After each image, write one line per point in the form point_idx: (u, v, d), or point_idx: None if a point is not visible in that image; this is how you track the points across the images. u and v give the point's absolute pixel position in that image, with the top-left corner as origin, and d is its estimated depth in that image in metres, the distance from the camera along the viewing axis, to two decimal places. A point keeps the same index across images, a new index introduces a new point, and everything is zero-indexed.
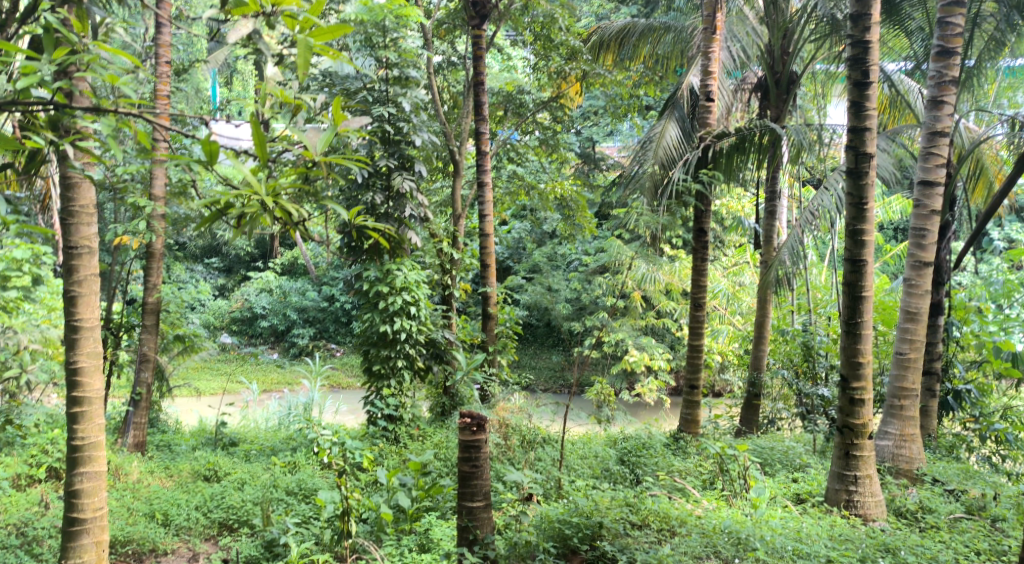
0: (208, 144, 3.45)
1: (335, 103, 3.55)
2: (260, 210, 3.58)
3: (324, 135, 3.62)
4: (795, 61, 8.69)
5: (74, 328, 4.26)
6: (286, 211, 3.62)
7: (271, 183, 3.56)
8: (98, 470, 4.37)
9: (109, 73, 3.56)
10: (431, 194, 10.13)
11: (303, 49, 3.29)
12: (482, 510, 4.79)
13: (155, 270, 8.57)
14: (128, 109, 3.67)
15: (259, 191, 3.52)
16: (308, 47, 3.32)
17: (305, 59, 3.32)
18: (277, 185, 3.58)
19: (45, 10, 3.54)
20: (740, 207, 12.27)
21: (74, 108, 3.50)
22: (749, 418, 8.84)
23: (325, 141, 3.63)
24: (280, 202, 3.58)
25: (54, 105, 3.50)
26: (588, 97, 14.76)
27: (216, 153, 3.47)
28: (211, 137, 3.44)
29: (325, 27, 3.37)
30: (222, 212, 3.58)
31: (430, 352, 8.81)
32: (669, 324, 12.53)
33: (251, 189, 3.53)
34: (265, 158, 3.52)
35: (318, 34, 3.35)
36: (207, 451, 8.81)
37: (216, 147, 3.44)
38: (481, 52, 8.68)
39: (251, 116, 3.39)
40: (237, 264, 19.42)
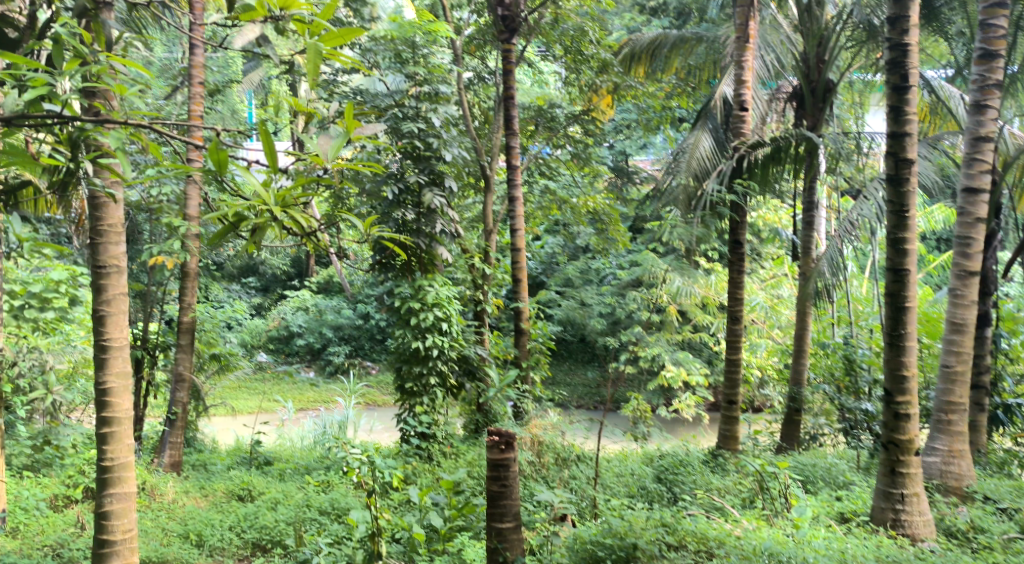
0: (216, 153, 3.49)
1: (347, 110, 3.49)
2: (271, 219, 3.54)
3: (334, 142, 3.58)
4: (830, 69, 8.53)
5: (102, 348, 4.23)
6: (297, 220, 3.58)
7: (281, 192, 3.53)
8: (128, 491, 4.32)
9: (118, 84, 3.42)
10: (462, 209, 10.07)
11: (313, 54, 3.20)
12: (512, 531, 4.66)
13: (189, 290, 8.59)
14: (140, 120, 3.59)
15: (268, 200, 3.50)
16: (318, 52, 3.22)
17: (315, 64, 3.22)
18: (288, 193, 3.54)
19: (53, 22, 3.45)
20: (776, 218, 12.07)
21: (87, 122, 3.43)
22: (789, 433, 8.53)
23: (337, 147, 3.56)
24: (290, 211, 3.54)
25: (66, 119, 3.42)
26: (620, 111, 14.67)
27: (225, 161, 3.51)
28: (219, 145, 3.48)
29: (337, 31, 3.27)
30: (234, 224, 3.54)
31: (463, 369, 8.73)
32: (705, 338, 12.35)
33: (260, 199, 3.50)
34: (277, 167, 3.51)
35: (330, 39, 3.26)
36: (242, 470, 8.79)
37: (224, 155, 3.47)
38: (511, 66, 8.63)
39: (258, 120, 3.36)
40: (274, 283, 19.52)
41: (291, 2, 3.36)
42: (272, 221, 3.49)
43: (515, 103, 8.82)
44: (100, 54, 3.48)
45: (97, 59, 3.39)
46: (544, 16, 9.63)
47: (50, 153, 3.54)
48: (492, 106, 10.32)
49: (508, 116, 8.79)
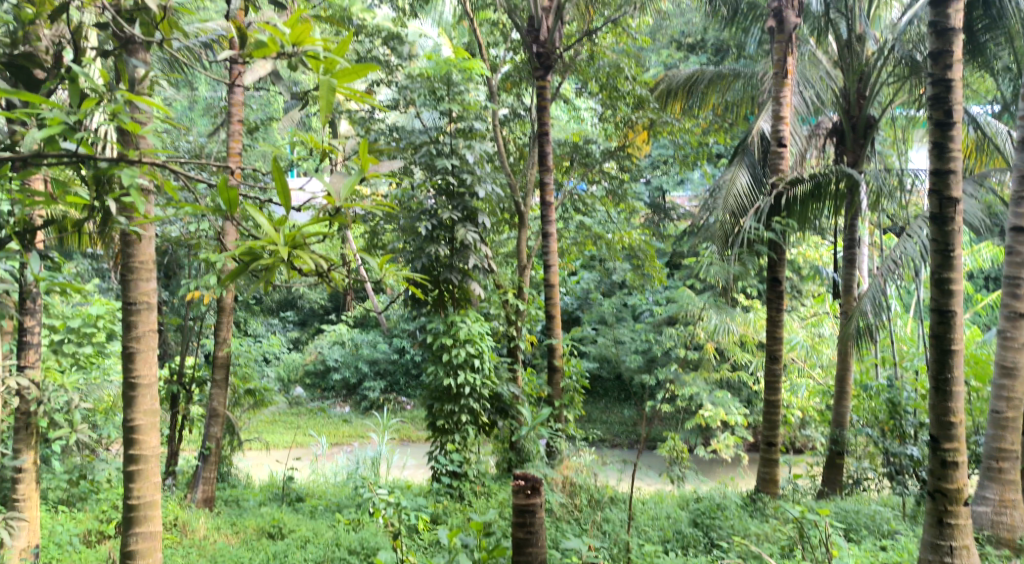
0: (226, 191, 3.54)
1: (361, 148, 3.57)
2: (277, 258, 3.59)
3: (348, 180, 3.68)
4: (871, 105, 8.41)
5: (131, 386, 4.21)
6: (305, 259, 3.66)
7: (289, 232, 3.60)
8: (154, 530, 4.27)
9: (132, 122, 3.40)
10: (497, 245, 10.03)
11: (325, 90, 3.22)
12: None
13: (225, 325, 8.62)
14: (151, 158, 3.55)
15: (276, 241, 3.57)
16: (331, 88, 3.25)
17: (328, 100, 3.25)
18: (296, 233, 3.61)
19: (68, 60, 3.43)
20: (816, 255, 11.89)
21: (98, 160, 3.41)
22: (831, 478, 8.37)
23: (349, 187, 3.67)
24: (299, 251, 3.61)
25: (78, 158, 3.40)
26: (657, 147, 14.61)
27: (235, 200, 3.56)
28: (230, 182, 3.53)
29: (349, 68, 3.30)
30: (245, 261, 3.60)
31: (495, 406, 8.64)
32: (744, 377, 12.14)
33: (269, 239, 3.59)
34: (289, 206, 3.57)
35: (343, 74, 3.30)
36: (274, 506, 8.74)
37: (234, 194, 3.53)
38: (546, 103, 8.63)
39: (269, 161, 3.43)
40: (311, 318, 19.60)
41: (304, 38, 3.41)
42: (280, 262, 3.56)
43: (550, 140, 8.80)
44: (116, 93, 3.47)
45: (109, 98, 3.36)
46: (580, 53, 9.65)
47: (70, 193, 3.54)
48: (527, 142, 10.32)
49: (543, 153, 8.77)
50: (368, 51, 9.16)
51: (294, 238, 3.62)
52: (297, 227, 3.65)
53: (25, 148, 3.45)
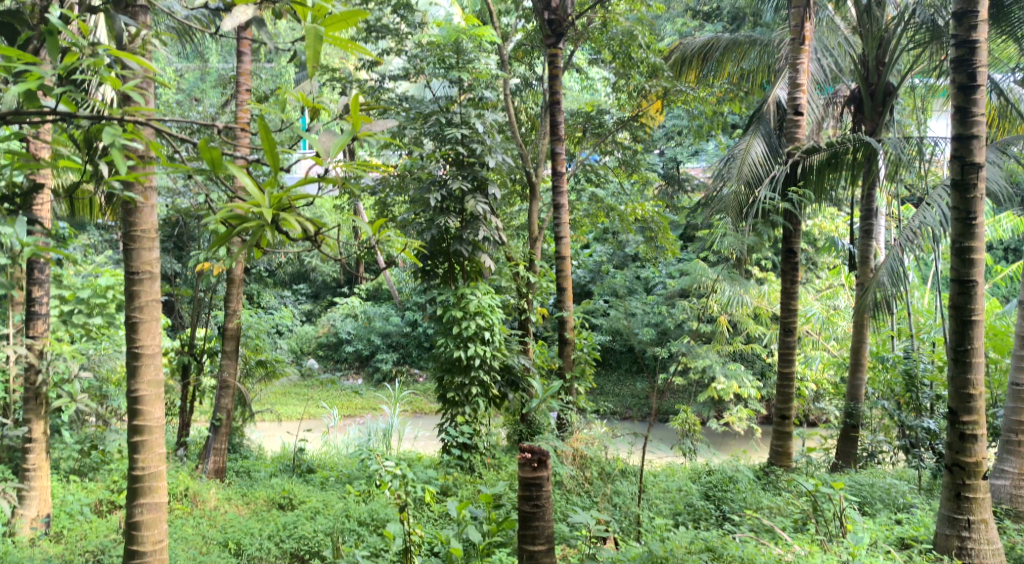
0: (208, 152, 3.51)
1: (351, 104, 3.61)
2: (261, 223, 3.51)
3: (338, 139, 3.72)
4: (891, 72, 8.22)
5: (135, 356, 4.15)
6: (293, 222, 3.57)
7: (274, 193, 3.53)
8: (159, 501, 4.23)
9: (113, 80, 3.30)
10: (508, 217, 9.93)
11: (312, 38, 3.18)
12: (544, 555, 4.32)
13: (235, 296, 8.57)
14: (133, 117, 3.46)
15: (261, 202, 3.49)
16: (317, 36, 3.20)
17: (315, 48, 3.20)
18: (282, 195, 3.54)
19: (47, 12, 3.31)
20: (833, 227, 11.72)
21: (77, 119, 3.32)
22: (845, 450, 8.27)
23: (340, 146, 3.69)
24: (285, 214, 3.54)
25: (56, 116, 3.32)
26: (671, 117, 14.42)
27: (219, 159, 3.53)
28: (212, 143, 3.50)
29: (338, 15, 3.25)
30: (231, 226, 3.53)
31: (505, 379, 8.58)
32: (758, 350, 12.03)
33: (254, 201, 3.51)
34: (277, 166, 3.54)
35: (330, 22, 3.25)
36: (285, 477, 8.74)
37: (216, 154, 3.49)
38: (557, 71, 8.47)
39: (257, 118, 3.42)
40: (324, 290, 19.57)
41: None
42: (265, 224, 3.48)
43: (562, 109, 8.66)
44: (96, 47, 3.36)
45: (86, 54, 3.25)
46: (592, 21, 9.50)
47: (54, 152, 3.47)
48: (539, 112, 10.18)
49: (554, 122, 8.63)
50: (378, 20, 9.03)
51: (280, 200, 3.54)
52: (284, 189, 3.56)
53: (3, 105, 3.36)
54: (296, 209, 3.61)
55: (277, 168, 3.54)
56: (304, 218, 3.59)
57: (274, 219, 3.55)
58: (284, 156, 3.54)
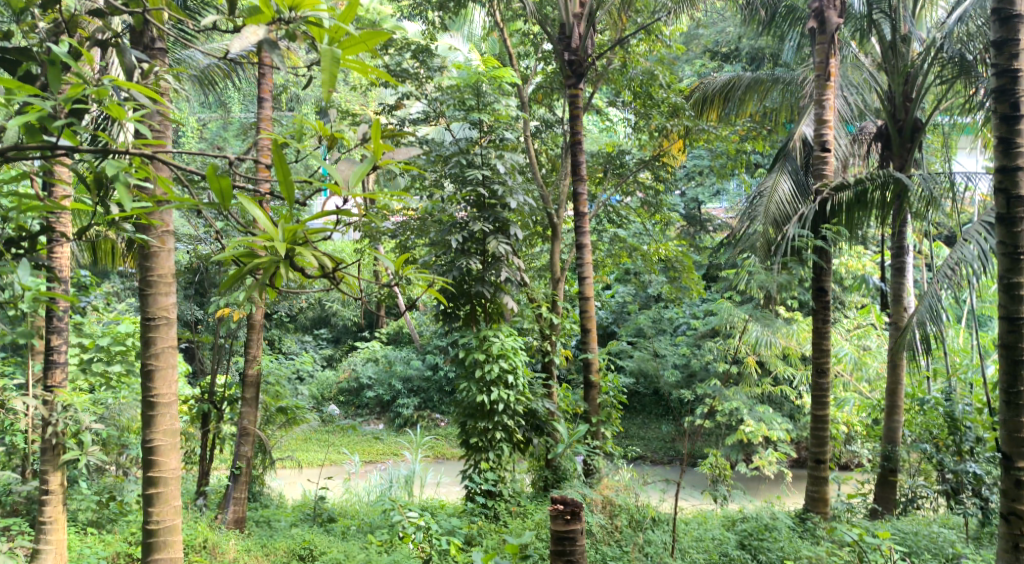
0: (217, 180, 3.35)
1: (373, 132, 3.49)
2: (274, 258, 3.40)
3: (358, 167, 3.60)
4: (919, 107, 8.08)
5: (151, 405, 4.02)
6: (308, 257, 3.45)
7: (288, 227, 3.41)
8: (173, 557, 4.04)
9: (115, 111, 3.21)
10: (530, 259, 9.79)
11: (328, 60, 3.15)
12: None
13: (255, 342, 8.47)
14: (140, 151, 3.37)
15: (275, 236, 3.38)
16: (334, 58, 3.17)
17: (331, 71, 3.17)
18: (296, 229, 3.42)
19: (49, 41, 3.25)
20: (860, 265, 11.50)
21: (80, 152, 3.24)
22: (884, 496, 8.00)
23: (359, 174, 3.56)
24: (300, 248, 3.41)
25: (57, 149, 3.25)
26: (691, 157, 14.33)
27: (228, 192, 3.37)
28: (221, 171, 3.35)
29: (356, 37, 3.27)
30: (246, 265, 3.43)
31: (529, 423, 8.37)
32: (787, 391, 11.77)
33: (266, 235, 3.40)
34: (293, 199, 3.43)
35: (348, 45, 3.26)
36: (306, 527, 8.55)
37: (226, 183, 3.34)
38: (578, 111, 8.39)
39: (268, 146, 3.33)
40: (345, 334, 19.46)
41: (303, 4, 3.31)
42: (278, 259, 3.38)
43: (583, 149, 8.57)
44: (99, 78, 3.27)
45: (87, 85, 3.18)
46: (613, 62, 9.48)
47: (61, 188, 3.40)
48: (559, 154, 10.08)
49: (576, 162, 8.53)
50: (397, 64, 9.02)
51: (295, 235, 3.44)
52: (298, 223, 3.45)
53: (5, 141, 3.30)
54: (313, 243, 3.51)
55: (292, 202, 3.44)
56: (320, 253, 3.47)
57: (289, 255, 3.43)
58: (299, 188, 3.44)
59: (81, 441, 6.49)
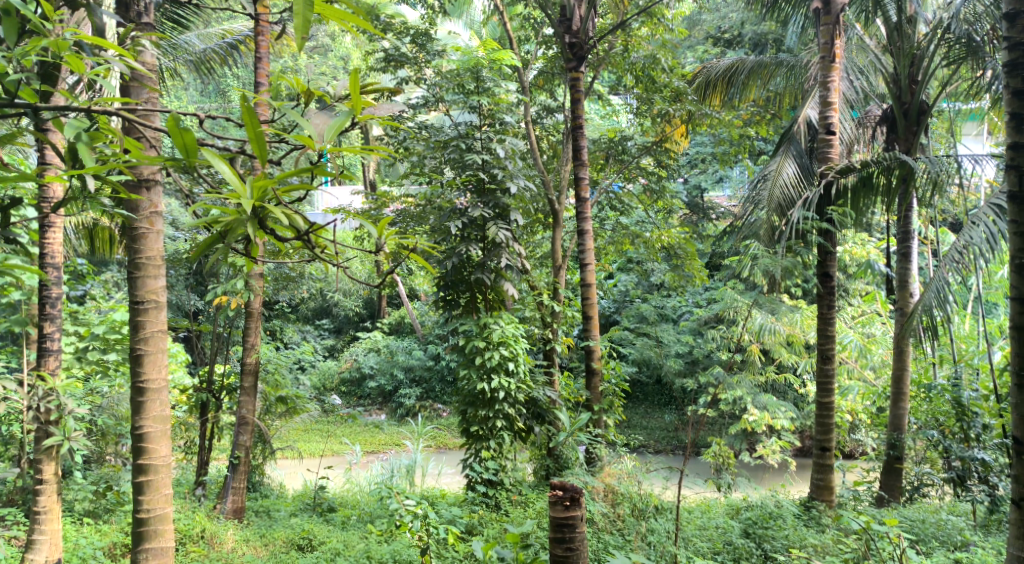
0: (181, 135, 3.25)
1: (351, 83, 3.33)
2: (242, 216, 3.30)
3: (335, 120, 3.40)
4: (925, 90, 7.95)
5: (139, 391, 3.92)
6: (277, 215, 3.33)
7: (257, 181, 3.29)
8: (164, 546, 3.95)
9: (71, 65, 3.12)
10: (531, 247, 9.68)
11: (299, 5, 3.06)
12: None
13: (254, 330, 8.37)
14: (104, 109, 3.28)
15: (242, 192, 3.26)
16: (307, 3, 3.09)
17: (304, 16, 3.09)
18: (266, 184, 3.30)
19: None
20: (865, 252, 11.37)
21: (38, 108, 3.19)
22: (889, 483, 7.95)
23: (336, 128, 3.38)
24: (268, 205, 3.29)
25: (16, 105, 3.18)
26: (694, 144, 14.20)
27: (195, 148, 3.28)
28: (186, 125, 3.25)
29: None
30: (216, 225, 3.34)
31: (531, 412, 8.29)
32: (791, 379, 11.67)
33: (233, 191, 3.27)
34: (265, 157, 3.31)
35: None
36: (305, 517, 8.47)
37: (191, 137, 3.23)
38: (579, 95, 8.26)
39: (236, 98, 3.21)
40: (347, 325, 19.36)
41: None
42: (245, 216, 3.26)
43: (584, 133, 8.43)
44: (60, 32, 3.19)
45: (39, 36, 3.14)
46: (615, 46, 9.35)
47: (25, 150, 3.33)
48: (560, 140, 9.93)
49: (577, 147, 8.41)
50: (397, 49, 8.89)
51: (263, 191, 3.31)
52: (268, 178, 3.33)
53: None
54: (284, 202, 3.39)
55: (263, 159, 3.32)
56: (291, 211, 3.35)
57: (258, 212, 3.33)
58: (270, 145, 3.31)
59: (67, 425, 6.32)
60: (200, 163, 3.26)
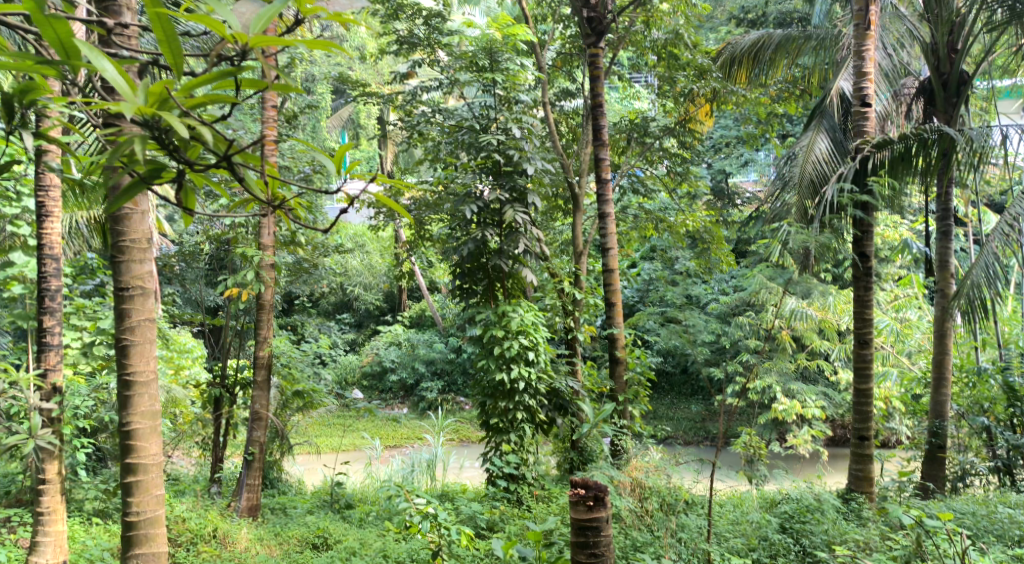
0: (51, 29, 3.00)
1: None
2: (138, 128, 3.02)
3: (260, 12, 3.04)
4: (964, 60, 7.57)
5: (126, 385, 3.64)
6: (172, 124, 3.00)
7: (152, 87, 3.03)
8: (157, 551, 3.69)
9: None
10: (551, 234, 9.35)
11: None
12: None
13: (266, 324, 8.09)
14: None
15: (134, 96, 3.00)
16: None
17: None
18: (164, 91, 3.04)
19: None
20: (898, 234, 10.95)
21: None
22: (933, 473, 7.50)
23: (257, 21, 3.02)
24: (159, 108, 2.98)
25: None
26: (718, 127, 13.80)
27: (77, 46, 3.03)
28: (54, 16, 2.99)
29: None
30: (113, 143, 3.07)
31: (553, 403, 7.97)
32: (823, 366, 11.26)
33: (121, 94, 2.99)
34: (172, 60, 3.05)
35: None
36: (322, 514, 8.20)
37: (63, 29, 2.98)
38: (598, 72, 7.88)
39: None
40: (368, 318, 19.05)
41: None
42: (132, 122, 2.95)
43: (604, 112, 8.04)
44: None
45: None
46: (634, 23, 8.98)
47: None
48: (580, 122, 9.58)
49: (597, 126, 8.03)
50: (409, 31, 8.57)
51: (161, 98, 3.06)
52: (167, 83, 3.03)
53: None
54: (191, 112, 3.08)
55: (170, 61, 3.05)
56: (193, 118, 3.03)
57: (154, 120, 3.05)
58: (184, 49, 3.05)
59: (35, 423, 5.91)
60: (83, 63, 3.01)
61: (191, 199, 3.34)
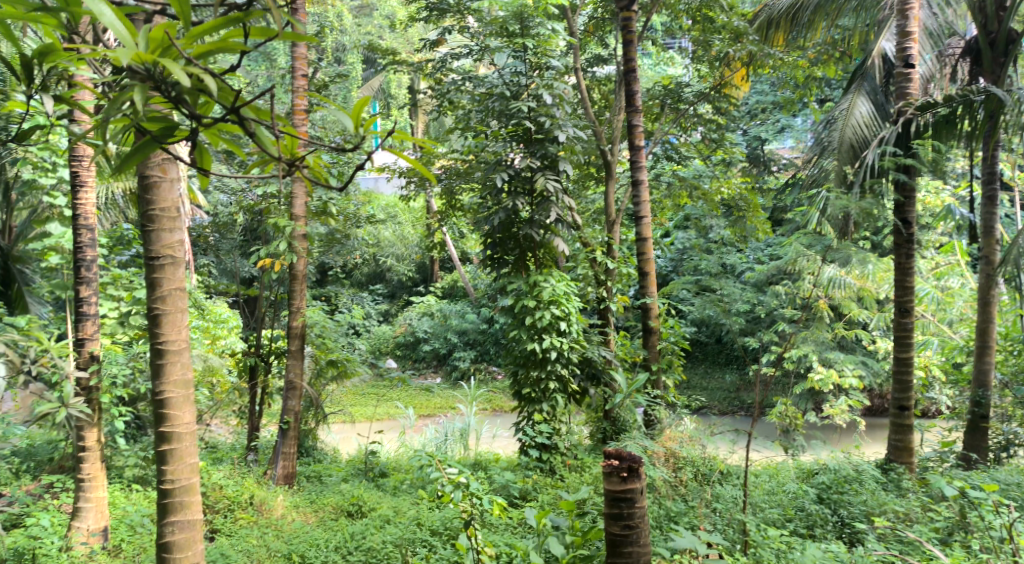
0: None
1: None
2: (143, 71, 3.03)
3: None
4: (1013, 18, 7.31)
5: (159, 353, 3.64)
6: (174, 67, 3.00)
7: (153, 32, 3.03)
8: (192, 519, 3.69)
9: None
10: (583, 203, 9.25)
11: None
12: None
13: (299, 294, 8.09)
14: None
15: (135, 41, 3.01)
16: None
17: None
18: (166, 36, 3.04)
19: None
20: (939, 200, 10.71)
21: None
22: (975, 444, 7.34)
23: None
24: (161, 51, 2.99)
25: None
26: (754, 93, 13.55)
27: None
28: None
29: None
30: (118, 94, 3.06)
31: (586, 373, 7.92)
32: (862, 336, 11.09)
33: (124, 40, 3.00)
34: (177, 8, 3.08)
35: None
36: (356, 482, 8.23)
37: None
38: (631, 37, 7.73)
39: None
40: (400, 289, 19.06)
41: None
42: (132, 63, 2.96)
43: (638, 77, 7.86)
44: None
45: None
46: None
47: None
48: (612, 89, 9.43)
49: (630, 92, 7.88)
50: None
51: (164, 45, 3.06)
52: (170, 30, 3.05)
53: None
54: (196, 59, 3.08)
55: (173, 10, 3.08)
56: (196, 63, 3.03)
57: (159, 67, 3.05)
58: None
59: (67, 391, 5.93)
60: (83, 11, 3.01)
61: (203, 158, 3.32)
